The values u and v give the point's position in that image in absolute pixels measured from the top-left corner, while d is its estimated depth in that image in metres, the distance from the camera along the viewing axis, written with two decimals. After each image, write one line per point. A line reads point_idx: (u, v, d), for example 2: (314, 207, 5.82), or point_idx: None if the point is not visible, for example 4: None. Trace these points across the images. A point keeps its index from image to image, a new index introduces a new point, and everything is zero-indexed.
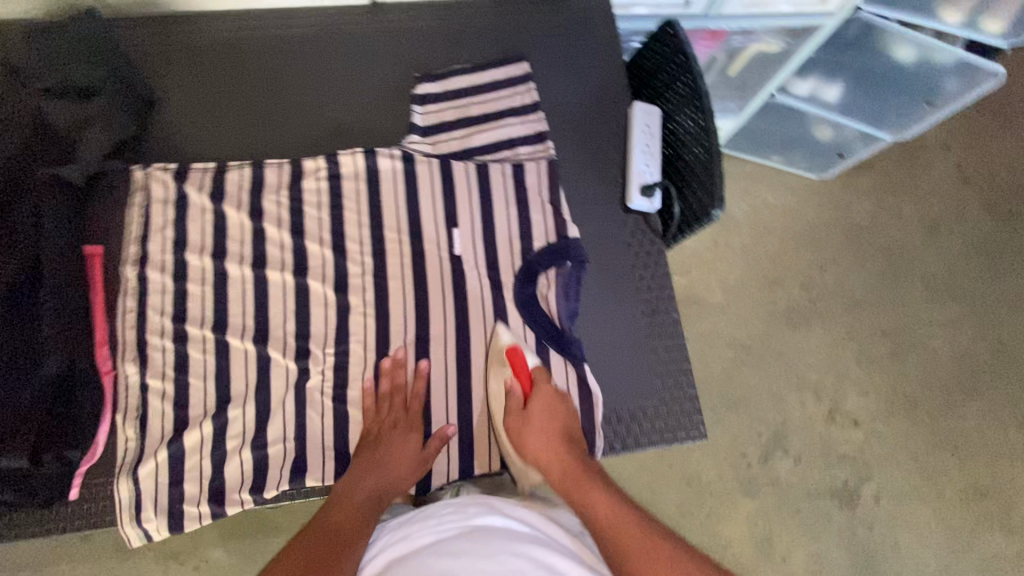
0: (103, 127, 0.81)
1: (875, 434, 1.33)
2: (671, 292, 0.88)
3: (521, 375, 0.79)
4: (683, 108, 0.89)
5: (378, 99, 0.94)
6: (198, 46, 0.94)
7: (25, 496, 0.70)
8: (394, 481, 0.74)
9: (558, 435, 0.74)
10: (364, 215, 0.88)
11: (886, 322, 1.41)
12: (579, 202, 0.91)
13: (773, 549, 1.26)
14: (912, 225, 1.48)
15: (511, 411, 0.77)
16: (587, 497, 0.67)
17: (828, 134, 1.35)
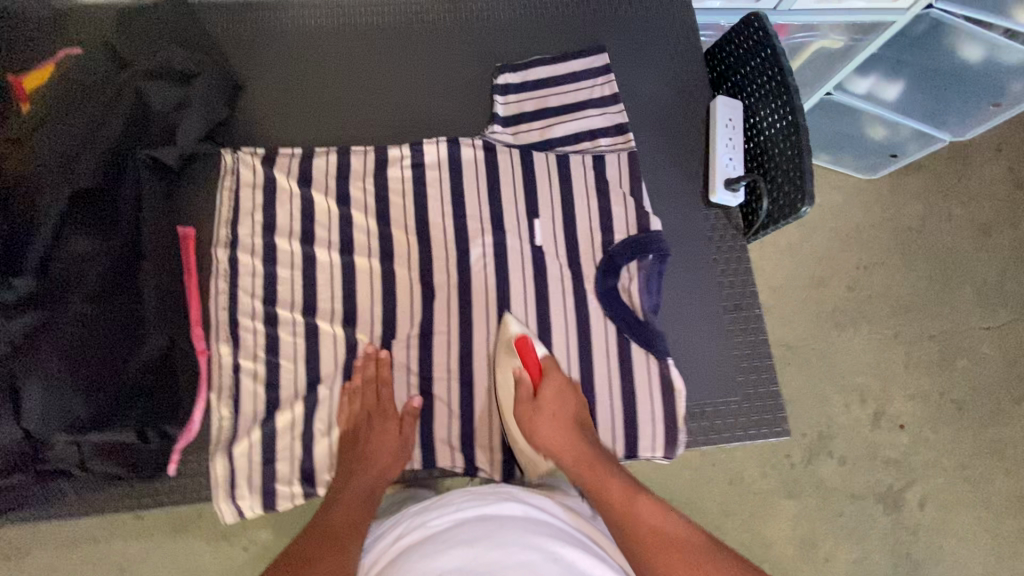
0: (200, 111, 0.82)
1: (920, 439, 1.29)
2: (752, 288, 0.88)
3: (530, 366, 0.79)
4: (767, 102, 0.89)
5: (460, 90, 0.95)
6: (283, 32, 0.95)
7: (131, 469, 0.73)
8: (382, 474, 0.75)
9: (569, 425, 0.76)
10: (445, 203, 0.89)
11: (934, 326, 1.36)
12: (660, 196, 0.91)
13: (817, 552, 1.23)
14: (962, 226, 1.42)
15: (521, 402, 0.78)
16: (599, 485, 0.70)
17: (882, 133, 1.29)
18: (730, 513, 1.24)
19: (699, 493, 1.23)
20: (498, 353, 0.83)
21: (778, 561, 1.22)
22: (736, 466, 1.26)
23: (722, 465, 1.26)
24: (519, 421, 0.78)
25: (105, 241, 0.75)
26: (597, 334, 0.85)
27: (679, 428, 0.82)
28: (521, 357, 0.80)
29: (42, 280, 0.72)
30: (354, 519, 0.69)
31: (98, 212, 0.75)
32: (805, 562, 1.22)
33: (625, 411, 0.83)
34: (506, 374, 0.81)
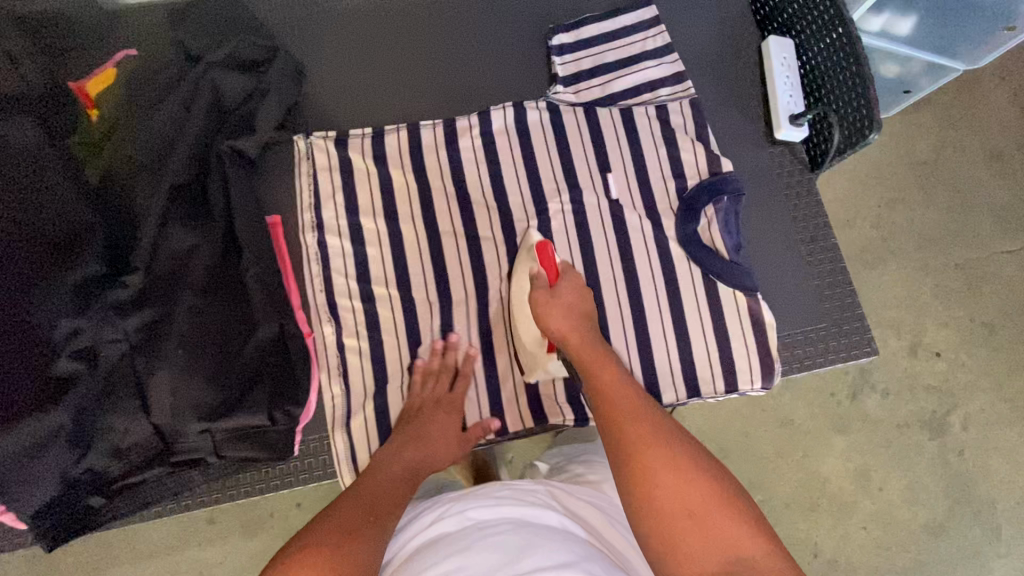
0: (274, 99, 0.83)
1: (957, 363, 1.33)
2: (824, 219, 0.91)
3: (549, 267, 0.75)
4: (821, 38, 0.90)
5: (516, 56, 0.95)
6: (332, 13, 0.94)
7: (263, 451, 0.75)
8: (432, 459, 0.73)
9: (582, 319, 0.71)
10: (519, 167, 0.90)
11: (959, 254, 1.39)
12: (725, 139, 0.93)
13: (871, 481, 1.27)
14: (975, 154, 1.45)
15: (537, 291, 0.73)
16: (607, 387, 0.64)
17: (893, 70, 1.21)
18: (784, 454, 1.27)
19: (751, 439, 1.27)
20: (518, 256, 0.80)
21: (834, 492, 1.26)
22: (785, 408, 1.29)
23: (772, 409, 1.30)
24: (532, 309, 0.73)
25: (204, 234, 0.75)
26: (682, 278, 0.86)
27: (774, 358, 0.84)
28: (539, 258, 0.76)
29: (152, 277, 0.73)
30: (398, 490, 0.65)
31: (191, 205, 0.76)
32: (860, 491, 1.26)
33: (721, 348, 0.84)
34: (523, 275, 0.78)
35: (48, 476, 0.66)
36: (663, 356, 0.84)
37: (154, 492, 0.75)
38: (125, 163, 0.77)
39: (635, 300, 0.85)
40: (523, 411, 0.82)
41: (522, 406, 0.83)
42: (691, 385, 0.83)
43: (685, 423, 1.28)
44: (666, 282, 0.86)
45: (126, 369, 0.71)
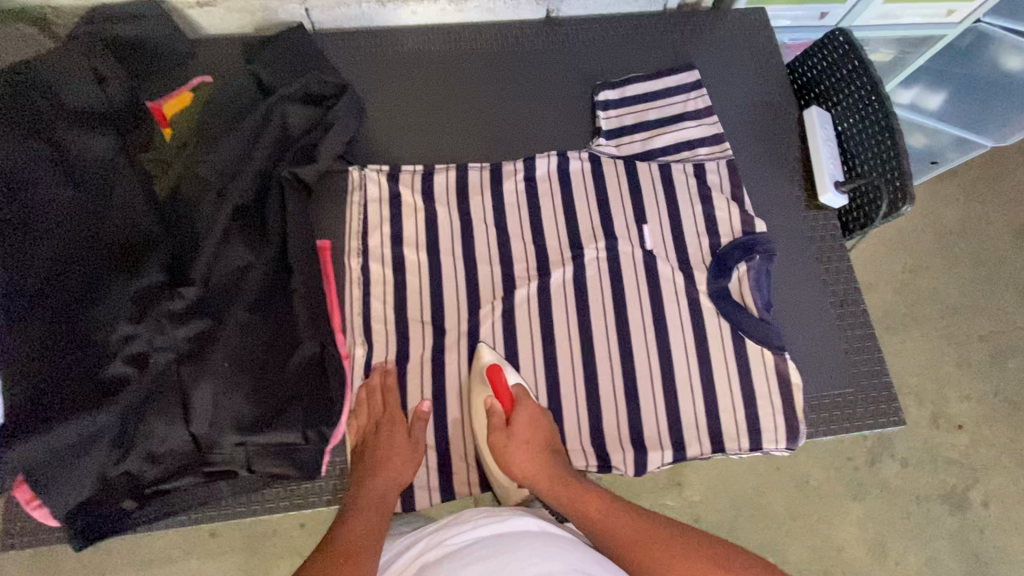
0: (336, 131, 0.88)
1: (979, 438, 1.31)
2: (854, 284, 0.93)
3: (501, 396, 0.78)
4: (857, 112, 0.94)
5: (564, 107, 1.01)
6: (396, 56, 1.01)
7: (292, 468, 0.77)
8: (391, 478, 0.75)
9: (543, 451, 0.75)
10: (558, 212, 0.94)
11: (983, 326, 1.39)
12: (760, 200, 0.97)
13: (888, 554, 1.23)
14: (1001, 229, 1.46)
15: (495, 432, 0.76)
16: (584, 508, 0.70)
17: (924, 139, 1.41)
18: (798, 517, 1.25)
19: (763, 497, 1.26)
20: (472, 383, 0.82)
21: (850, 562, 1.23)
22: (800, 470, 1.27)
23: (788, 470, 1.28)
24: (493, 454, 0.76)
25: (258, 252, 0.79)
26: (711, 333, 0.88)
27: (800, 419, 0.84)
28: (492, 387, 0.79)
29: (207, 290, 0.77)
30: (374, 518, 0.69)
31: (250, 223, 0.80)
32: (876, 564, 1.23)
33: (747, 405, 0.85)
34: (479, 405, 0.80)
35: (87, 473, 0.69)
36: (689, 407, 0.84)
37: (183, 498, 0.77)
38: (193, 180, 0.80)
39: (664, 349, 0.87)
40: None
41: None
42: (714, 439, 0.83)
43: (697, 477, 1.27)
44: (693, 336, 0.87)
45: (172, 377, 0.74)
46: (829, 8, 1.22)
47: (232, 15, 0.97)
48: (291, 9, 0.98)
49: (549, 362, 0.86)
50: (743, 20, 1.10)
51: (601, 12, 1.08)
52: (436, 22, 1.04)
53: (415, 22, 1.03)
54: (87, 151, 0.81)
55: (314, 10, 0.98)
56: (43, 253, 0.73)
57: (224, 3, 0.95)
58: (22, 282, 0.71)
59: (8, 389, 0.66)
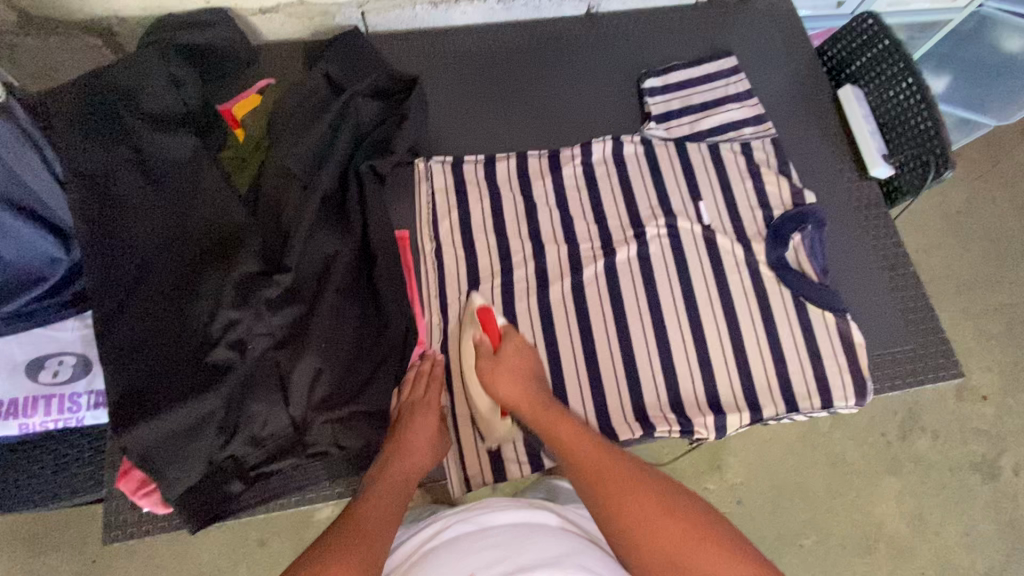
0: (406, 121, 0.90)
1: (1004, 407, 1.35)
2: (902, 248, 0.97)
3: (491, 331, 0.82)
4: (891, 86, 1.00)
5: (611, 96, 1.05)
6: (448, 54, 1.05)
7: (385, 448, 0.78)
8: (418, 467, 0.72)
9: (526, 377, 0.77)
10: (617, 193, 0.97)
11: (999, 300, 1.44)
12: (806, 172, 1.01)
13: (927, 525, 1.27)
14: (1005, 207, 1.53)
15: (482, 359, 0.79)
16: (561, 435, 0.71)
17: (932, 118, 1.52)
18: (838, 492, 1.28)
19: (803, 474, 1.28)
20: (462, 322, 0.86)
21: (891, 533, 1.26)
22: (837, 446, 1.30)
23: (825, 446, 1.30)
24: (481, 377, 0.79)
25: (342, 239, 0.82)
26: (774, 301, 0.91)
27: (865, 378, 0.88)
28: (482, 325, 0.83)
29: (298, 276, 0.79)
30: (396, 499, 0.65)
31: (334, 213, 0.83)
32: (916, 534, 1.26)
33: (814, 367, 0.88)
34: (468, 342, 0.83)
35: (198, 458, 0.70)
36: (760, 372, 0.87)
37: (282, 482, 0.78)
38: (276, 172, 0.83)
39: (730, 317, 0.90)
40: (630, 424, 0.84)
41: (629, 418, 0.84)
42: (788, 400, 0.86)
43: (738, 457, 1.29)
44: (755, 304, 0.91)
45: (270, 363, 0.76)
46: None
47: (292, 20, 1.01)
48: (348, 12, 1.01)
49: (623, 335, 0.88)
50: (773, 9, 1.16)
51: (638, 6, 1.13)
52: (484, 22, 1.08)
53: (465, 22, 1.08)
54: (166, 152, 0.85)
55: (370, 12, 1.02)
56: (135, 252, 0.78)
57: (285, 9, 0.98)
58: (122, 280, 0.76)
59: (115, 379, 0.70)
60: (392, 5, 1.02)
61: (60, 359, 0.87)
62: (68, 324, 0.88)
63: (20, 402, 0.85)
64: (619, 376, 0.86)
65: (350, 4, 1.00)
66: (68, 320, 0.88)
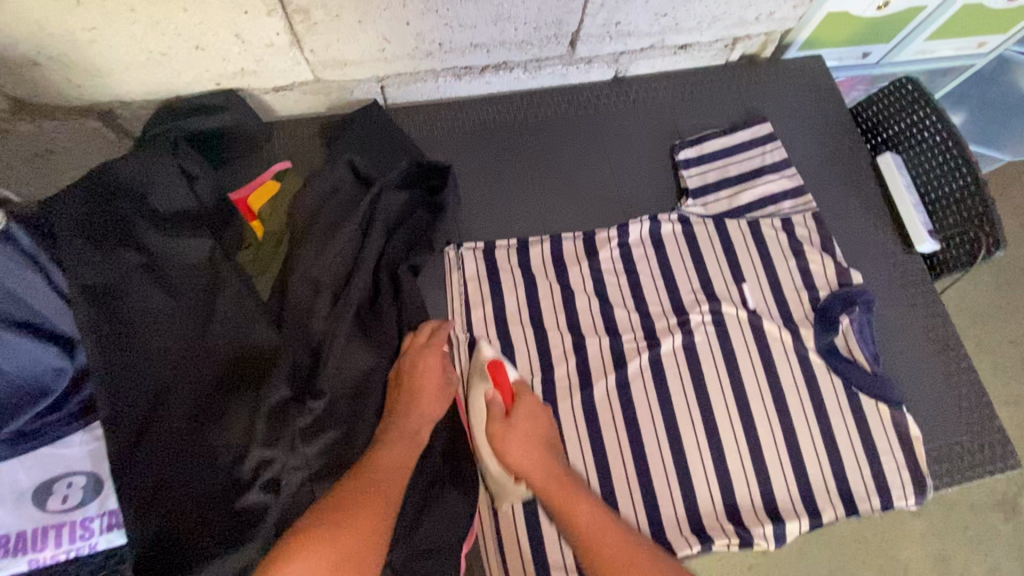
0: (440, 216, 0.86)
1: None
2: (952, 328, 0.94)
3: (503, 389, 0.80)
4: (930, 156, 0.97)
5: (643, 168, 1.01)
6: (472, 127, 1.00)
7: None
8: (425, 420, 0.73)
9: (540, 448, 0.76)
10: (657, 278, 0.93)
11: (1014, 331, 1.41)
12: (850, 249, 0.98)
13: (952, 567, 1.22)
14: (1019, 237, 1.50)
15: (493, 420, 0.78)
16: (567, 501, 0.71)
17: None
18: (863, 537, 1.21)
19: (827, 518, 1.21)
20: (472, 380, 0.83)
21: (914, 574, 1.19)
22: None
23: None
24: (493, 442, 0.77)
25: (378, 353, 0.77)
26: (827, 393, 0.87)
27: (924, 475, 0.84)
28: (493, 379, 0.81)
29: (333, 399, 0.73)
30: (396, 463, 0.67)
31: (368, 324, 0.78)
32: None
33: (872, 464, 0.84)
34: (478, 401, 0.81)
35: None
36: (816, 471, 0.84)
37: None
38: (303, 282, 0.77)
39: (782, 412, 0.86)
40: (686, 535, 0.80)
41: (683, 528, 0.81)
42: (847, 503, 0.83)
43: None
44: (805, 396, 0.87)
45: (307, 498, 0.70)
46: (873, 48, 1.24)
47: (307, 97, 0.94)
48: (367, 88, 0.95)
49: (672, 434, 0.84)
50: (805, 69, 1.12)
51: (666, 69, 1.08)
52: (506, 89, 1.03)
53: (487, 91, 1.03)
54: (183, 259, 0.78)
55: (390, 86, 0.96)
56: (148, 375, 0.71)
57: (301, 87, 0.92)
58: (136, 412, 0.69)
59: (137, 529, 0.63)
60: (413, 79, 0.96)
61: (68, 482, 0.75)
62: (75, 440, 0.77)
63: (28, 535, 0.73)
64: (671, 480, 0.82)
65: (370, 79, 0.93)
66: (76, 435, 0.77)
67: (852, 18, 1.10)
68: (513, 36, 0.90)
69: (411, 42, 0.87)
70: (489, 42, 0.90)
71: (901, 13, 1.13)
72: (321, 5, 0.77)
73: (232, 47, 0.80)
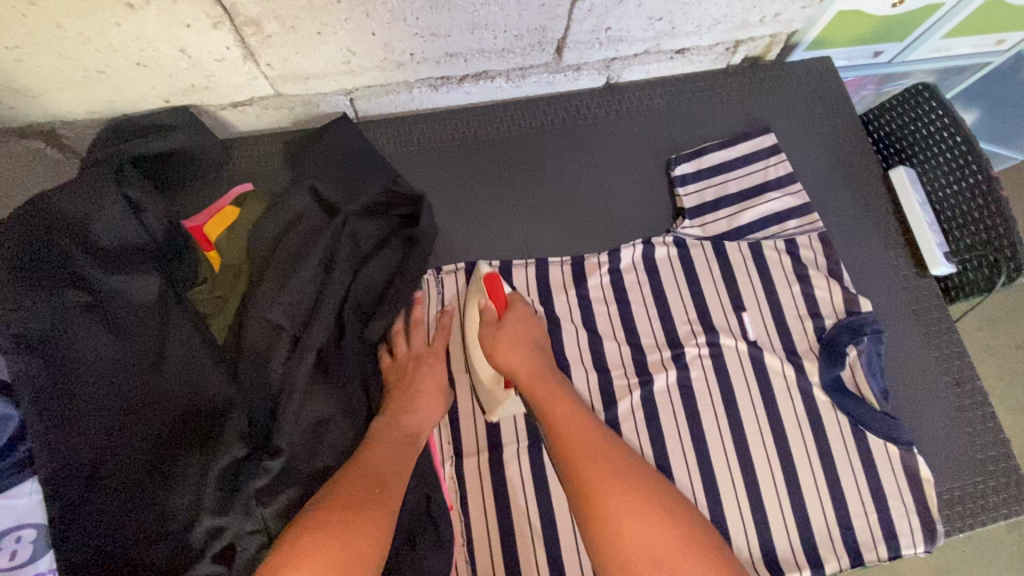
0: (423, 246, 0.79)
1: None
2: (967, 359, 0.87)
3: (497, 298, 0.79)
4: (946, 171, 0.89)
5: (636, 184, 0.93)
6: (450, 142, 0.92)
7: None
8: (427, 420, 0.73)
9: (529, 346, 0.75)
10: (650, 307, 0.86)
11: None
12: (860, 272, 0.91)
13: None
14: None
15: (485, 328, 0.77)
16: (557, 412, 0.68)
17: None
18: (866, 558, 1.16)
19: None
20: (467, 294, 0.82)
21: None
22: None
23: None
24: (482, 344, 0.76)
25: (343, 402, 0.71)
26: (831, 433, 0.81)
27: (935, 521, 0.78)
28: (489, 292, 0.80)
29: (290, 457, 0.67)
30: (395, 458, 0.66)
31: (331, 369, 0.72)
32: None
33: (879, 510, 0.79)
34: (473, 314, 0.80)
35: None
36: (819, 518, 0.78)
37: None
38: (261, 322, 0.71)
39: (784, 454, 0.80)
40: None
41: None
42: (851, 552, 0.77)
43: None
44: (808, 436, 0.81)
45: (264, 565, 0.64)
46: (885, 46, 1.15)
47: (269, 112, 0.86)
48: (335, 100, 0.87)
49: (665, 478, 0.78)
50: (814, 71, 1.03)
51: (663, 74, 1.00)
52: (489, 99, 0.95)
53: (467, 101, 0.95)
54: (130, 296, 0.70)
55: (360, 99, 0.88)
56: (87, 429, 0.62)
57: (261, 102, 0.84)
58: (72, 475, 0.59)
59: None
60: (385, 91, 0.88)
61: (14, 537, 0.56)
62: (25, 489, 0.59)
63: None
64: None
65: (337, 93, 0.86)
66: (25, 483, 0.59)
67: (864, 16, 1.02)
68: (491, 44, 0.82)
69: (379, 54, 0.79)
70: (466, 51, 0.82)
71: (918, 10, 1.04)
72: (274, 15, 0.69)
73: (178, 62, 0.73)
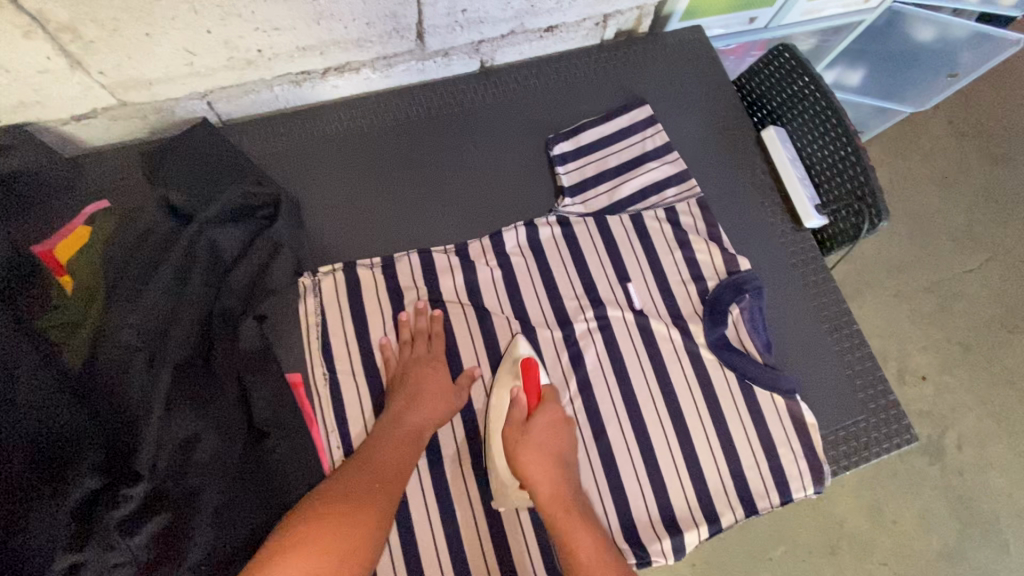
0: (290, 252, 0.80)
1: (944, 386, 1.34)
2: (845, 305, 0.91)
3: (530, 389, 0.77)
4: (812, 128, 0.92)
5: (519, 165, 0.93)
6: (324, 137, 0.89)
7: None
8: (431, 416, 0.74)
9: (552, 460, 0.72)
10: (537, 287, 0.86)
11: (927, 277, 1.43)
12: (738, 233, 0.94)
13: (885, 514, 1.25)
14: (924, 184, 1.51)
15: (511, 421, 0.74)
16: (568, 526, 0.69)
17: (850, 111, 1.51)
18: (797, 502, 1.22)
19: None
20: (499, 374, 0.79)
21: (854, 533, 1.24)
22: None
23: None
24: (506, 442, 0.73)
25: (211, 413, 0.69)
26: (720, 391, 0.83)
27: (820, 463, 0.81)
28: (522, 378, 0.77)
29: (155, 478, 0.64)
30: (399, 459, 0.70)
31: (197, 385, 0.70)
32: (877, 527, 1.24)
33: (769, 458, 0.81)
34: (503, 397, 0.77)
35: None
36: (714, 474, 0.80)
37: None
38: (112, 346, 0.67)
39: (677, 417, 0.82)
40: None
41: None
42: (745, 502, 0.79)
43: None
44: (698, 396, 0.83)
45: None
46: (759, 12, 1.18)
47: (119, 123, 0.82)
48: (191, 105, 0.83)
49: None
50: (686, 40, 1.05)
51: (538, 54, 1.01)
52: (363, 91, 0.93)
53: (339, 95, 0.92)
54: None
55: (218, 101, 0.84)
56: None
57: (107, 113, 0.79)
58: None
59: None
60: (243, 91, 0.84)
61: None
62: None
63: None
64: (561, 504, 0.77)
65: (190, 96, 0.81)
66: None
67: None
68: (344, 34, 0.80)
69: (222, 52, 0.75)
70: (318, 43, 0.80)
71: None
72: (88, 20, 0.65)
73: None
